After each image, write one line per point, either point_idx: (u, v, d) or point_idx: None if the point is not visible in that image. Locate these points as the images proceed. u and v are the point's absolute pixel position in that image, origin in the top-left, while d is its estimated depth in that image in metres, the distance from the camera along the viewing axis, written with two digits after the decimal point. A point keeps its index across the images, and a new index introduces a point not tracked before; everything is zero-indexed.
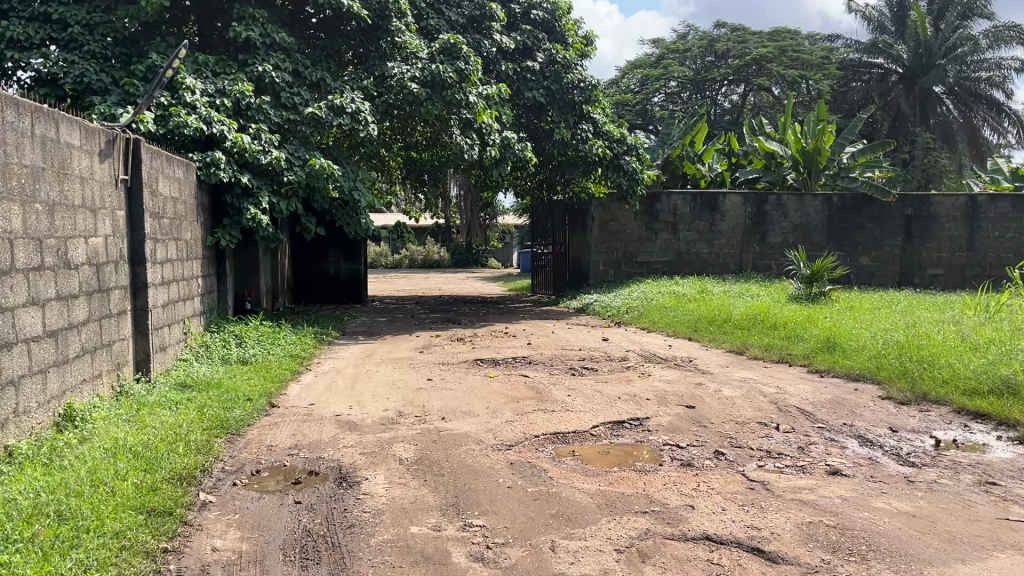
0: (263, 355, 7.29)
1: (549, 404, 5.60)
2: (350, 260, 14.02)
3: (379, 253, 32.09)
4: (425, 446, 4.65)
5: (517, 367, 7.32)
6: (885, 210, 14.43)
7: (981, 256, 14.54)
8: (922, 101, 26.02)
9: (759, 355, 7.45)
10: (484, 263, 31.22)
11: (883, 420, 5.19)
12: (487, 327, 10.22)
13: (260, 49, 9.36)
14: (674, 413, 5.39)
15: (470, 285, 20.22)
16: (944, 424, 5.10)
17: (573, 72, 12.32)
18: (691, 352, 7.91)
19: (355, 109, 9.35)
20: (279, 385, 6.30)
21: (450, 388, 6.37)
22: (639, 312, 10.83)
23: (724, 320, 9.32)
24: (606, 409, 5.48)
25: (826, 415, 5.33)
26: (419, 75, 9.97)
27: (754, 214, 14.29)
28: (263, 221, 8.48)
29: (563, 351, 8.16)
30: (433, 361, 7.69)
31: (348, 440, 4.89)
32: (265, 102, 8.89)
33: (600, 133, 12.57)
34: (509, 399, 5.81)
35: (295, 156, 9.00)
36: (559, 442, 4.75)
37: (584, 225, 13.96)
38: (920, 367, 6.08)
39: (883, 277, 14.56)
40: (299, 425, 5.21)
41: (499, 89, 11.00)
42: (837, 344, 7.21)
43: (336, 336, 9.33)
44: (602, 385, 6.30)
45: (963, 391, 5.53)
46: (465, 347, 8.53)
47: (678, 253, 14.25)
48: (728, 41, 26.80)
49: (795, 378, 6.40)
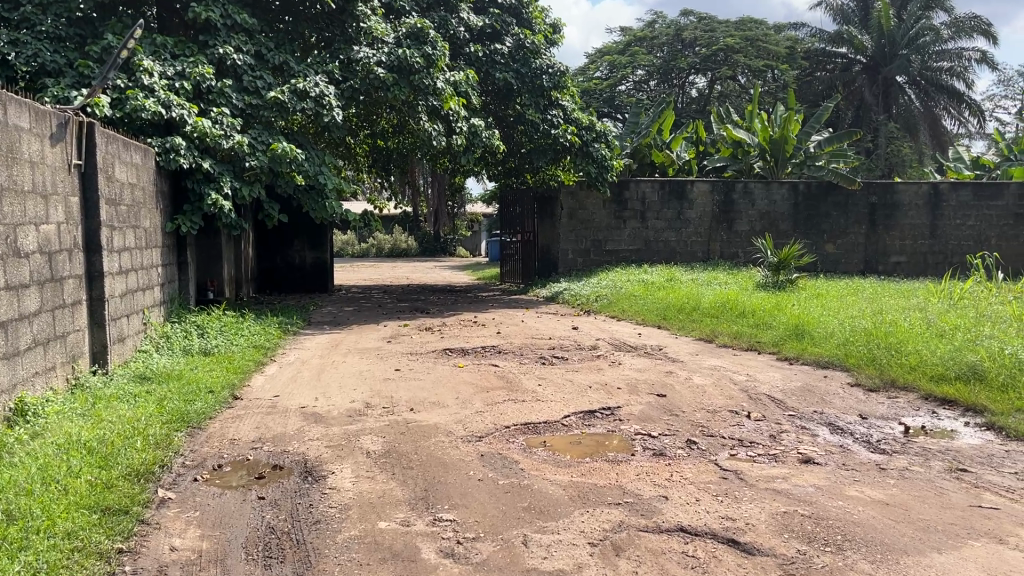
0: (226, 346, 7.11)
1: (519, 394, 5.53)
2: (316, 249, 13.82)
3: (346, 242, 31.80)
4: (393, 438, 4.55)
5: (486, 356, 7.24)
6: (850, 198, 14.54)
7: (943, 244, 14.65)
8: (885, 91, 26.34)
9: (728, 343, 7.44)
10: (452, 252, 31.08)
11: (853, 408, 5.19)
12: (456, 316, 10.12)
13: (221, 31, 9.13)
14: (645, 401, 5.34)
15: (438, 274, 20.09)
16: (913, 411, 5.11)
17: (541, 58, 12.22)
18: (661, 340, 7.89)
19: (320, 93, 9.18)
20: (242, 377, 6.15)
21: (418, 378, 6.27)
22: (608, 301, 10.79)
23: (693, 308, 9.31)
24: (577, 398, 5.42)
25: (797, 403, 5.32)
26: (385, 60, 9.80)
27: (721, 202, 14.33)
28: (225, 207, 8.29)
29: (533, 340, 8.10)
30: (401, 351, 7.58)
31: (314, 433, 4.77)
32: (226, 85, 8.68)
33: (569, 119, 12.51)
34: (479, 389, 5.73)
35: (257, 141, 8.79)
36: (530, 432, 4.68)
37: (553, 213, 13.95)
38: (887, 354, 6.10)
39: (848, 264, 14.69)
40: (264, 418, 5.07)
41: (468, 74, 10.85)
42: (805, 331, 7.22)
43: (301, 326, 9.16)
44: (572, 374, 6.24)
45: (930, 377, 5.55)
46: (434, 337, 8.42)
47: (647, 241, 14.26)
48: (695, 30, 26.87)
49: (765, 366, 6.39)
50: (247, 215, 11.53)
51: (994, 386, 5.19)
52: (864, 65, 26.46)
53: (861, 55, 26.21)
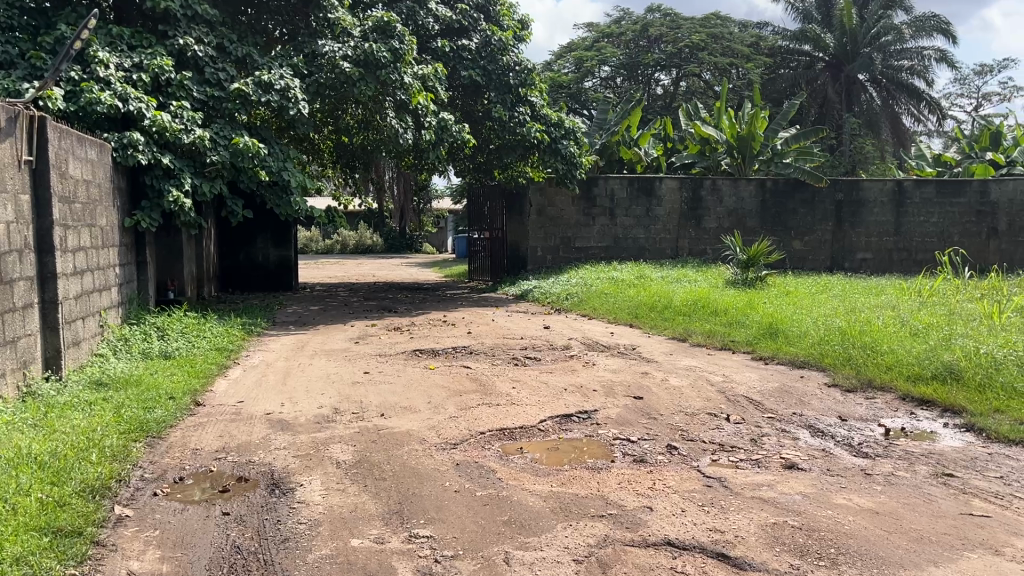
0: (187, 348, 6.86)
1: (493, 397, 5.38)
2: (280, 246, 13.52)
3: (310, 238, 31.34)
4: (364, 446, 4.38)
5: (457, 357, 7.08)
6: (816, 195, 14.62)
7: (907, 241, 14.77)
8: (848, 89, 26.59)
9: (702, 342, 7.37)
10: (418, 248, 30.83)
11: (832, 409, 5.14)
12: (424, 315, 9.95)
13: (181, 22, 8.83)
14: (622, 404, 5.23)
15: (404, 271, 19.86)
16: (891, 412, 5.07)
17: (509, 54, 12.06)
18: (634, 339, 7.80)
19: (285, 86, 8.92)
20: (204, 382, 5.91)
21: (388, 381, 6.09)
22: (578, 299, 10.69)
23: (665, 306, 9.25)
24: (552, 402, 5.29)
25: (775, 404, 5.25)
26: (351, 53, 9.55)
27: (689, 199, 14.32)
28: (185, 203, 8.01)
29: (504, 340, 7.95)
30: (370, 352, 7.39)
31: (281, 441, 4.58)
32: (187, 78, 8.40)
33: (538, 116, 12.38)
34: (451, 393, 5.57)
35: (219, 135, 8.51)
36: (507, 438, 4.53)
37: (521, 210, 13.83)
38: (863, 354, 6.06)
39: (814, 261, 14.77)
40: (227, 425, 4.86)
41: (436, 68, 10.65)
42: (780, 330, 7.18)
43: (266, 326, 8.91)
44: (547, 376, 6.11)
45: (907, 377, 5.52)
46: (403, 337, 8.24)
47: (616, 238, 14.19)
48: (661, 26, 26.90)
49: (740, 366, 6.32)
50: (208, 212, 11.23)
51: (971, 385, 5.16)
52: (827, 62, 26.85)
53: (825, 54, 26.58)
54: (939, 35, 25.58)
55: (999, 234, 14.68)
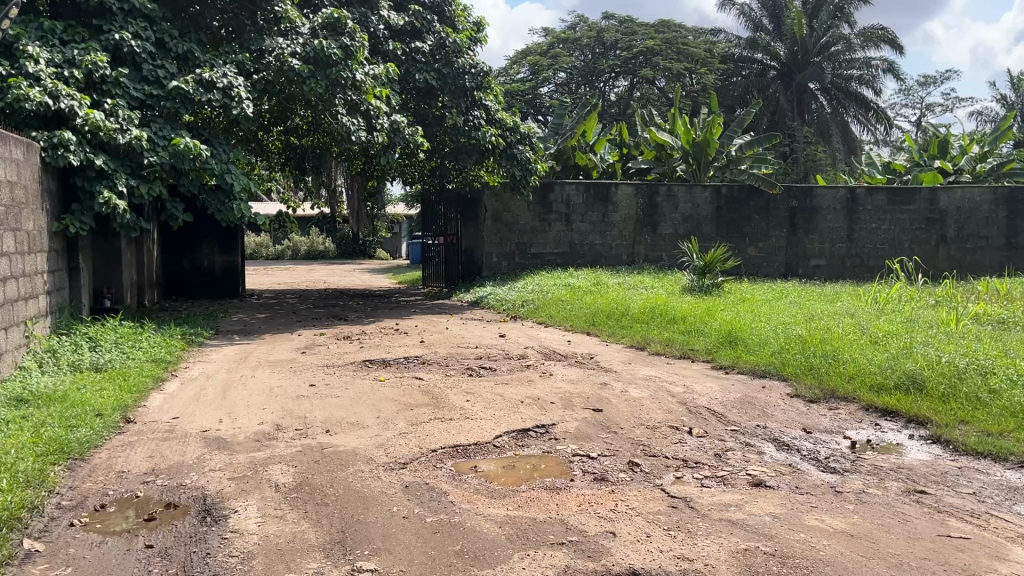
0: (121, 360, 6.45)
1: (446, 412, 5.11)
2: (226, 252, 13.05)
3: (260, 244, 30.61)
4: (306, 467, 4.07)
5: (408, 368, 6.79)
6: (771, 202, 14.65)
7: (859, 247, 14.88)
8: (799, 97, 26.96)
9: (660, 351, 7.20)
10: (371, 255, 30.38)
11: (796, 421, 4.99)
12: (376, 324, 9.62)
13: (117, 16, 8.40)
14: (581, 418, 5.00)
15: (357, 278, 19.45)
16: (855, 423, 4.94)
17: (464, 56, 11.82)
18: (591, 348, 7.59)
19: (228, 84, 8.55)
20: (137, 396, 5.52)
21: (334, 394, 5.77)
22: (534, 306, 10.46)
23: (623, 313, 9.08)
24: (508, 416, 5.04)
25: (739, 416, 5.07)
26: (300, 50, 9.26)
27: (645, 205, 14.23)
28: (120, 206, 7.57)
29: (458, 350, 7.69)
30: (317, 363, 7.06)
31: (216, 462, 4.24)
32: (122, 74, 7.98)
33: (493, 120, 12.15)
34: (401, 407, 5.28)
35: (158, 135, 8.09)
36: (460, 456, 4.28)
37: (476, 215, 13.60)
38: (825, 362, 5.95)
39: (769, 267, 14.78)
40: (158, 445, 4.50)
41: (388, 68, 10.35)
42: (739, 338, 7.04)
43: (208, 336, 8.50)
44: (502, 388, 5.86)
45: (870, 387, 5.40)
46: (352, 347, 7.92)
47: (571, 244, 14.03)
48: (616, 32, 26.93)
49: (700, 376, 6.15)
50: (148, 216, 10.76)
51: (935, 396, 5.06)
52: (778, 71, 27.09)
53: (776, 63, 26.81)
54: (886, 46, 26.14)
55: (947, 240, 14.88)
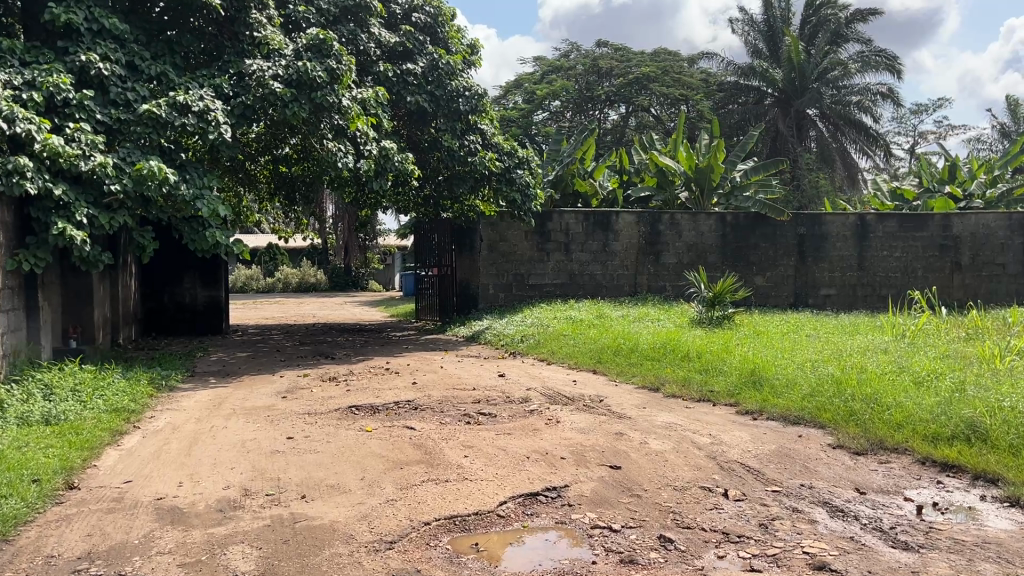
0: (76, 411, 5.74)
1: (441, 471, 4.44)
2: (209, 287, 12.40)
3: (250, 276, 29.96)
4: (275, 548, 3.41)
5: (399, 416, 6.11)
6: (778, 229, 14.09)
7: (871, 276, 14.30)
8: (798, 123, 26.68)
9: (677, 393, 6.54)
10: (364, 287, 29.73)
11: (844, 478, 4.35)
12: (365, 362, 8.94)
13: (84, 36, 7.80)
14: (597, 477, 4.33)
15: (348, 311, 18.78)
16: (913, 481, 4.29)
17: (458, 79, 11.28)
18: (600, 390, 6.92)
19: (203, 108, 7.95)
20: (87, 455, 4.82)
21: (314, 449, 5.08)
22: (535, 341, 9.81)
23: (631, 349, 8.42)
24: (512, 475, 4.37)
25: (778, 473, 4.41)
26: (282, 73, 8.66)
27: (647, 233, 13.65)
28: (78, 239, 6.93)
29: (454, 392, 7.00)
30: (297, 410, 6.37)
31: (166, 541, 3.54)
32: (87, 97, 7.40)
33: (489, 145, 11.62)
34: (390, 465, 4.60)
35: (124, 161, 7.49)
36: (458, 531, 3.63)
37: (471, 245, 13.00)
38: (868, 407, 5.31)
39: (777, 298, 14.16)
40: (101, 518, 3.82)
41: (377, 91, 9.74)
42: (764, 378, 6.41)
43: (181, 378, 7.80)
44: (505, 439, 5.18)
45: (924, 436, 4.76)
46: (339, 390, 7.23)
47: (571, 275, 13.41)
48: (611, 60, 26.69)
49: (726, 424, 5.49)
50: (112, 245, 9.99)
51: (1003, 448, 4.42)
52: (776, 97, 26.75)
53: (773, 89, 26.50)
54: (885, 71, 25.87)
55: (962, 268, 14.33)
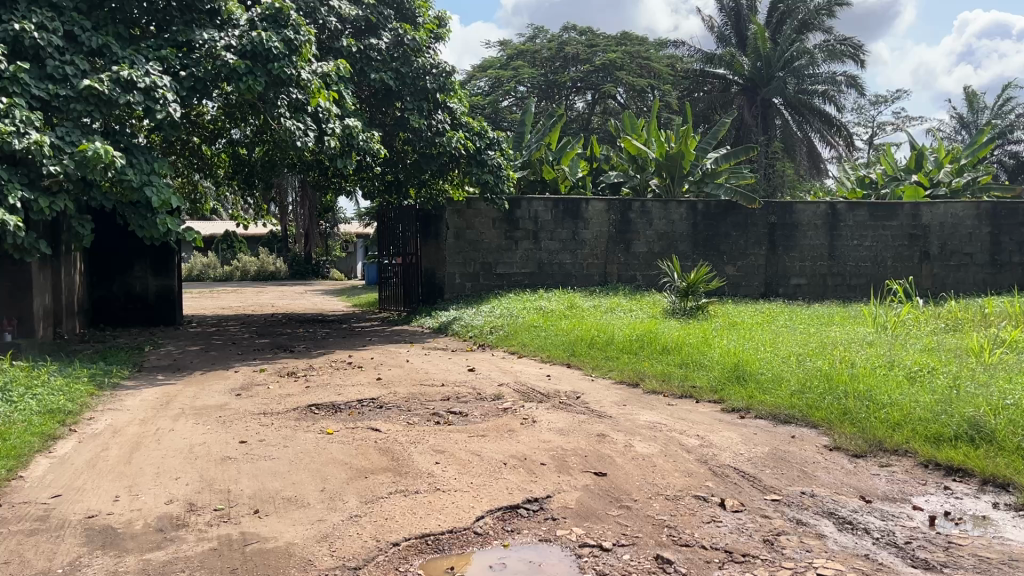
0: (3, 413, 5.20)
1: (410, 482, 4.03)
2: (160, 275, 11.78)
3: (206, 265, 29.10)
4: None
5: (362, 416, 5.69)
6: (749, 218, 13.87)
7: (841, 265, 14.15)
8: (764, 112, 26.26)
9: (657, 389, 6.21)
10: (325, 276, 29.07)
11: (846, 484, 4.04)
12: (326, 356, 8.48)
13: (19, 4, 7.22)
14: (581, 486, 3.97)
15: (307, 300, 18.20)
16: (920, 487, 3.99)
17: (425, 55, 10.81)
18: (576, 386, 6.57)
19: (150, 84, 7.39)
20: (12, 465, 4.32)
21: (270, 455, 4.63)
22: (505, 333, 9.42)
23: (606, 341, 8.08)
24: (489, 485, 3.98)
25: (775, 479, 4.09)
26: (235, 43, 8.14)
27: (617, 221, 13.32)
28: (12, 225, 6.38)
29: (422, 389, 6.58)
30: (252, 410, 5.90)
31: (94, 570, 3.08)
32: (21, 69, 6.82)
33: (459, 124, 11.15)
34: (353, 475, 4.18)
35: (63, 141, 6.91)
36: (430, 553, 3.24)
37: (437, 232, 12.52)
38: (862, 405, 5.02)
39: (747, 287, 13.96)
40: (22, 543, 3.35)
41: (339, 65, 9.21)
42: (749, 374, 6.10)
43: (125, 376, 7.26)
44: (478, 442, 4.78)
45: (925, 437, 4.47)
46: (297, 387, 6.77)
47: (540, 264, 13.05)
48: (577, 45, 26.32)
49: (713, 423, 5.16)
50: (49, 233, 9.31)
51: (1012, 449, 4.14)
52: (741, 85, 26.32)
53: (738, 77, 26.02)
54: (850, 60, 25.85)
55: (931, 257, 14.25)
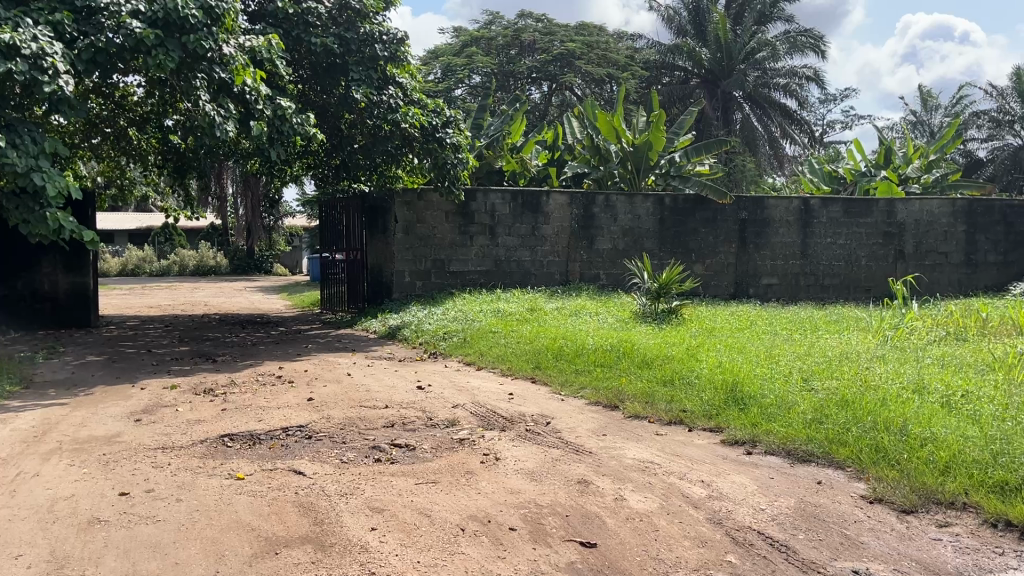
0: None
1: (334, 563, 2.98)
2: (73, 272, 10.50)
3: (143, 258, 27.59)
4: None
5: (285, 452, 4.60)
6: (718, 213, 13.06)
7: (814, 264, 13.44)
8: (724, 105, 25.59)
9: (641, 412, 5.26)
10: (268, 271, 27.65)
11: (904, 556, 3.12)
12: (252, 368, 7.34)
13: None
14: (566, 567, 2.97)
15: (245, 299, 16.88)
16: (998, 559, 3.08)
17: (372, 21, 9.68)
18: (543, 408, 5.59)
19: (37, 51, 6.23)
20: None
21: (156, 515, 3.53)
22: (460, 340, 8.38)
23: (574, 351, 7.10)
24: (440, 566, 2.95)
25: (815, 550, 3.15)
26: (143, 9, 7.01)
27: (580, 216, 12.38)
28: None
29: (360, 413, 5.51)
30: (147, 444, 4.76)
31: None
32: None
33: (410, 100, 9.96)
34: (260, 549, 3.12)
35: None
36: None
37: (384, 226, 11.40)
38: (899, 440, 4.12)
39: (716, 287, 13.16)
40: None
41: (273, 39, 8.12)
42: (748, 397, 5.17)
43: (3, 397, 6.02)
44: (429, 494, 3.74)
45: (985, 484, 3.60)
46: (212, 410, 5.65)
47: (497, 261, 12.04)
48: (534, 33, 25.42)
49: (717, 462, 4.21)
50: None
51: None
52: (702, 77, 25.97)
53: (697, 69, 25.67)
54: (811, 52, 25.28)
55: (906, 256, 13.61)
